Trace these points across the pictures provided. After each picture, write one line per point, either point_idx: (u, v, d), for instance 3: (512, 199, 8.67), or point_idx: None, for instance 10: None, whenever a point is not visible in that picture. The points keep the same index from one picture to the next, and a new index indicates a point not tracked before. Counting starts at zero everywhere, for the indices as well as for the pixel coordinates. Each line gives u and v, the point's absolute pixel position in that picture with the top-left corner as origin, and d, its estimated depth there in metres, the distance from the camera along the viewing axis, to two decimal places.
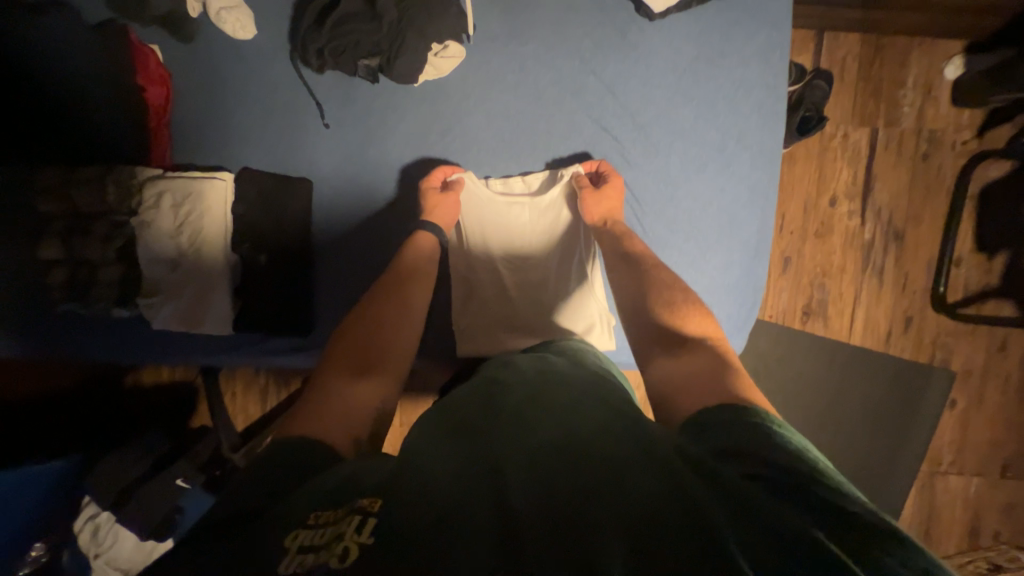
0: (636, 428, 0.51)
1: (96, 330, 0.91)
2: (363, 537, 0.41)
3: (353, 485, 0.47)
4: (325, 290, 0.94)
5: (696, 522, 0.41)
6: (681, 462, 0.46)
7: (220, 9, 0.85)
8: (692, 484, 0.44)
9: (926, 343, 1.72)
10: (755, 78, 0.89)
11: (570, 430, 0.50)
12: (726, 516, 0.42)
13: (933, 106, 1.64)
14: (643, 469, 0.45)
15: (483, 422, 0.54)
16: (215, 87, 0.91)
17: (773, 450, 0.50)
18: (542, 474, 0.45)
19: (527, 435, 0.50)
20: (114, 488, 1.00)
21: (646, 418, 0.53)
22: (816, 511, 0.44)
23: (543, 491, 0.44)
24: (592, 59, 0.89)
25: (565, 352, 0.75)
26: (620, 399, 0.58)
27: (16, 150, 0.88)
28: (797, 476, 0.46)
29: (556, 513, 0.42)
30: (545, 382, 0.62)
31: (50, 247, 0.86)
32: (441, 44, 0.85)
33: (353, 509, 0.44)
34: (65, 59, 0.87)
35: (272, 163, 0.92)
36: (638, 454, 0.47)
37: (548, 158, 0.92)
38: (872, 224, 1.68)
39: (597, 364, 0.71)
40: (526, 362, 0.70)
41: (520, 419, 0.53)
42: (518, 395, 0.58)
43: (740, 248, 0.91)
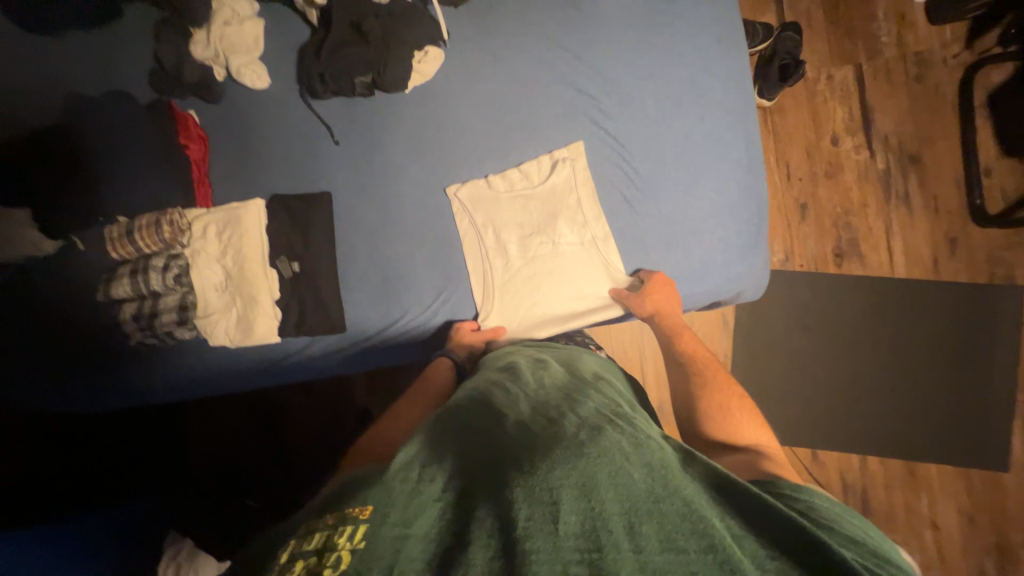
0: (598, 444, 0.56)
1: (166, 357, 1.03)
2: (355, 543, 0.44)
3: (348, 499, 0.51)
4: (356, 286, 1.02)
5: (648, 539, 0.46)
6: (633, 475, 0.52)
7: (240, 66, 1.00)
8: (651, 506, 0.49)
9: (981, 262, 1.61)
10: (708, 17, 0.97)
11: (539, 451, 0.56)
12: (670, 520, 0.48)
13: (912, 30, 1.65)
14: (601, 481, 0.51)
15: (464, 450, 0.59)
16: (244, 135, 1.06)
17: (710, 465, 0.56)
18: (512, 491, 0.50)
19: (501, 460, 0.56)
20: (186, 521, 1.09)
21: (609, 434, 0.59)
22: (741, 515, 0.50)
23: (513, 503, 0.48)
24: (557, 35, 0.99)
25: (548, 372, 0.82)
26: (584, 416, 0.64)
27: (82, 211, 1.01)
28: (727, 485, 0.53)
29: (526, 522, 0.46)
30: (532, 408, 0.68)
31: (121, 286, 0.98)
32: (422, 52, 0.97)
33: (344, 518, 0.47)
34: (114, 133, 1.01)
35: (296, 186, 1.04)
36: (597, 466, 0.53)
37: (534, 126, 0.99)
38: (883, 154, 1.65)
39: (574, 383, 0.78)
40: (512, 387, 0.76)
41: (496, 447, 0.59)
42: (506, 425, 0.64)
43: (733, 166, 0.96)
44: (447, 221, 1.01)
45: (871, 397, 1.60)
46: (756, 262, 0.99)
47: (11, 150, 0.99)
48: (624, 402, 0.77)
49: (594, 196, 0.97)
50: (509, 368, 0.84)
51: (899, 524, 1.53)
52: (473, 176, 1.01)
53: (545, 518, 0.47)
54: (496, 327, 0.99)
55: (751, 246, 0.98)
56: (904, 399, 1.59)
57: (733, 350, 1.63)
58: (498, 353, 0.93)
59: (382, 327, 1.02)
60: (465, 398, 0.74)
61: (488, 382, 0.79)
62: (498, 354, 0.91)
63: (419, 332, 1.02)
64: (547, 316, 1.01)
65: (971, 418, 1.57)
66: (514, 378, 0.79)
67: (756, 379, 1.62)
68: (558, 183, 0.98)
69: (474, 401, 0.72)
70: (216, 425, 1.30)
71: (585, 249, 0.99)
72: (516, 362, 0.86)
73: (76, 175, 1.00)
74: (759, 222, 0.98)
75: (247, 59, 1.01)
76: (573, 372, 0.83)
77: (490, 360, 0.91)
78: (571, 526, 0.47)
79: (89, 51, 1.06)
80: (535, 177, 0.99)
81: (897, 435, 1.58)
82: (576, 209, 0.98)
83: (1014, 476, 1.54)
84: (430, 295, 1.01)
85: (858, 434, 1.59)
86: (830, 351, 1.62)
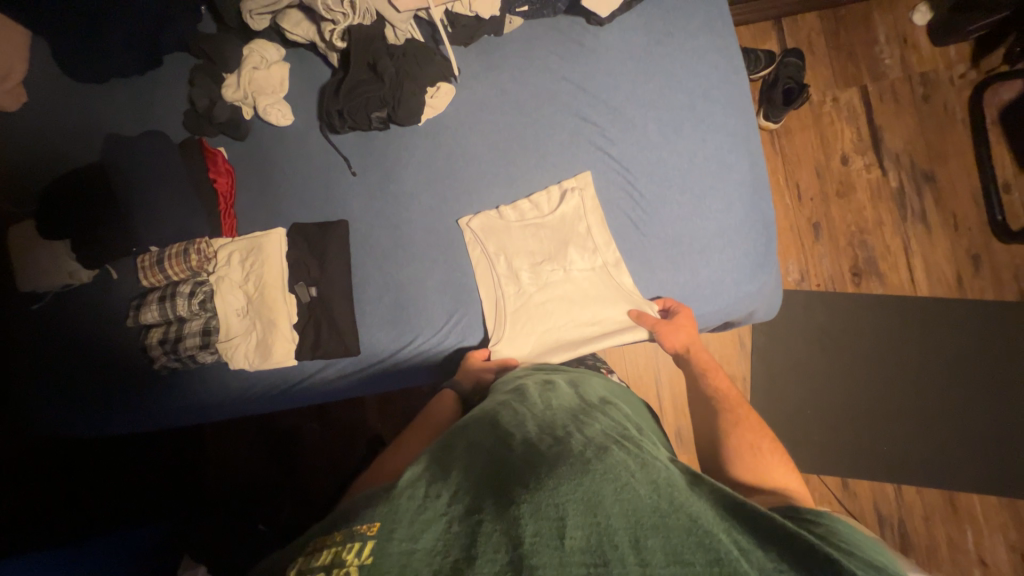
0: (603, 460, 0.56)
1: (188, 380, 1.06)
2: (363, 559, 0.45)
3: (358, 516, 0.52)
4: (370, 311, 1.05)
5: (653, 553, 0.46)
6: (638, 491, 0.52)
7: (266, 105, 1.08)
8: (657, 520, 0.49)
9: (1007, 279, 1.56)
10: (706, 45, 1.01)
11: (544, 468, 0.56)
12: (675, 535, 0.47)
13: (915, 51, 1.67)
14: (606, 496, 0.51)
15: (471, 467, 0.60)
16: (268, 168, 1.13)
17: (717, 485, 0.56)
18: (517, 506, 0.51)
19: (507, 477, 0.56)
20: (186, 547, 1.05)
21: (615, 450, 0.59)
22: (750, 532, 0.50)
23: (517, 518, 0.49)
24: (560, 67, 1.04)
25: (556, 392, 0.82)
26: (590, 434, 0.64)
27: (109, 240, 1.07)
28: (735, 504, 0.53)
29: (530, 538, 0.47)
30: (539, 427, 0.68)
31: (150, 312, 1.03)
32: (434, 88, 1.03)
33: (354, 535, 0.49)
34: (145, 167, 1.08)
35: (315, 215, 1.10)
36: (602, 481, 0.53)
37: (539, 152, 1.03)
38: (895, 172, 1.64)
39: (583, 403, 0.78)
40: (521, 406, 0.76)
41: (502, 464, 0.59)
42: (513, 442, 0.64)
43: (737, 186, 0.97)
44: (459, 246, 1.04)
45: (902, 422, 1.53)
46: (767, 281, 0.99)
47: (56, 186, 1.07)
48: (633, 424, 0.77)
49: (604, 223, 0.99)
50: (518, 388, 0.84)
51: (942, 559, 1.43)
52: (485, 208, 1.04)
53: (549, 534, 0.47)
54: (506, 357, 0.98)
55: (762, 264, 0.98)
56: (936, 424, 1.52)
57: (752, 373, 1.59)
58: (508, 376, 0.92)
59: (395, 349, 1.04)
60: (474, 418, 0.75)
61: (496, 402, 0.80)
62: (508, 377, 0.91)
63: (433, 354, 1.03)
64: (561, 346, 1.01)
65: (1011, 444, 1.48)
66: (522, 397, 0.79)
67: (778, 402, 1.57)
68: (568, 212, 1.00)
69: (482, 420, 0.73)
70: (228, 450, 1.32)
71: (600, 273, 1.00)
72: (525, 384, 0.86)
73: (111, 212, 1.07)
74: (768, 240, 0.98)
75: (272, 99, 1.09)
76: (581, 392, 0.83)
77: (501, 383, 0.92)
78: (575, 542, 0.47)
79: (133, 98, 1.16)
80: (544, 206, 1.02)
81: (932, 462, 1.49)
82: (585, 235, 1.00)
83: None
84: (442, 316, 1.03)
85: (890, 460, 1.51)
86: (855, 373, 1.57)
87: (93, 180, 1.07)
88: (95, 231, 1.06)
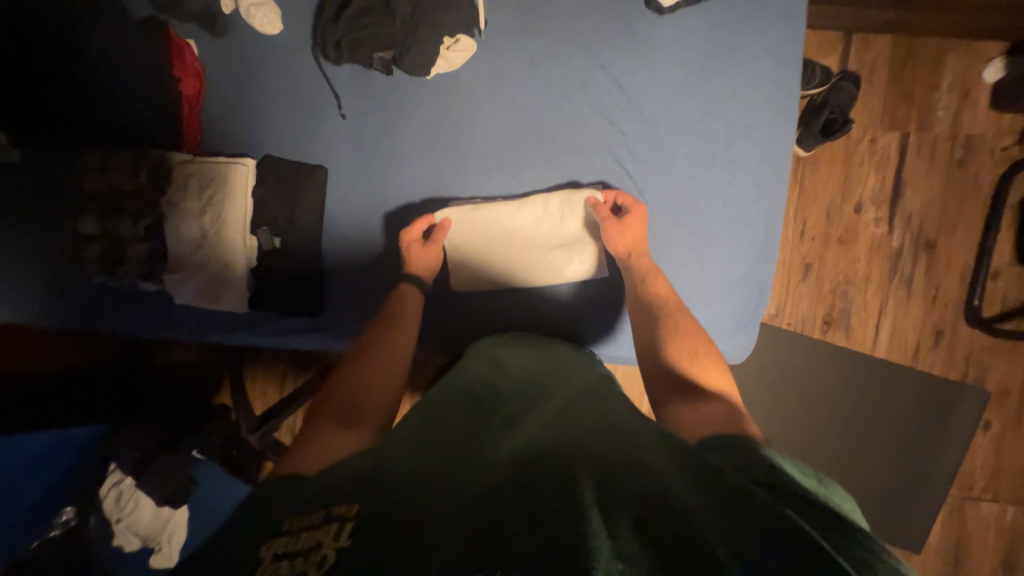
0: (573, 447, 0.57)
1: (128, 302, 0.99)
2: (340, 542, 0.46)
3: (336, 492, 0.52)
4: (337, 278, 0.99)
5: (621, 526, 0.45)
6: (609, 470, 0.53)
7: (249, 6, 0.92)
8: (635, 507, 0.48)
9: (958, 360, 1.58)
10: (766, 72, 0.92)
11: (517, 455, 0.57)
12: (647, 511, 0.47)
13: (970, 110, 1.54)
14: (579, 475, 0.51)
15: (441, 444, 0.60)
16: (242, 81, 0.97)
17: (686, 454, 0.56)
18: (491, 488, 0.51)
19: (482, 460, 0.56)
20: (139, 446, 1.09)
21: (586, 437, 0.60)
22: (724, 499, 0.49)
23: (491, 499, 0.50)
24: (601, 54, 0.94)
25: (532, 365, 0.81)
26: (562, 419, 0.65)
27: (51, 130, 0.96)
28: (705, 473, 0.53)
29: (503, 514, 0.47)
30: (514, 408, 0.68)
31: (89, 223, 0.94)
32: (453, 38, 0.91)
33: (331, 516, 0.49)
34: (100, 45, 0.94)
35: (291, 153, 0.97)
36: (572, 464, 0.54)
37: (551, 150, 0.96)
38: (901, 232, 1.57)
39: (561, 380, 0.77)
40: (494, 382, 0.76)
41: (476, 446, 0.60)
42: (487, 426, 0.65)
43: (747, 242, 0.95)
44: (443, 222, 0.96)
45: (826, 459, 1.55)
46: (747, 341, 0.99)
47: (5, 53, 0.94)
48: (607, 389, 0.76)
49: (597, 250, 0.98)
50: (494, 361, 0.82)
51: None
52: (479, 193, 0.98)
53: (525, 514, 0.47)
54: (443, 219, 0.95)
55: (746, 322, 0.98)
56: (854, 467, 1.54)
57: None
58: (485, 343, 0.91)
59: (358, 322, 0.99)
60: (445, 394, 0.74)
61: (470, 376, 0.79)
62: (482, 349, 0.88)
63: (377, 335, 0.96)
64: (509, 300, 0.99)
65: (910, 508, 1.53)
66: (500, 375, 0.78)
67: None
68: (564, 232, 0.97)
69: (459, 397, 0.72)
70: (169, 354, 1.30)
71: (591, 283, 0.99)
72: (498, 356, 0.84)
73: (60, 108, 0.95)
74: (758, 302, 0.98)
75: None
76: (559, 365, 0.82)
77: (471, 353, 0.90)
78: (550, 514, 0.46)
79: None
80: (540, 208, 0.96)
81: None
82: (577, 256, 0.97)
83: (921, 557, 1.56)
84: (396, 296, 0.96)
85: None
86: (800, 419, 1.56)
87: (45, 51, 0.94)
88: (43, 119, 0.95)
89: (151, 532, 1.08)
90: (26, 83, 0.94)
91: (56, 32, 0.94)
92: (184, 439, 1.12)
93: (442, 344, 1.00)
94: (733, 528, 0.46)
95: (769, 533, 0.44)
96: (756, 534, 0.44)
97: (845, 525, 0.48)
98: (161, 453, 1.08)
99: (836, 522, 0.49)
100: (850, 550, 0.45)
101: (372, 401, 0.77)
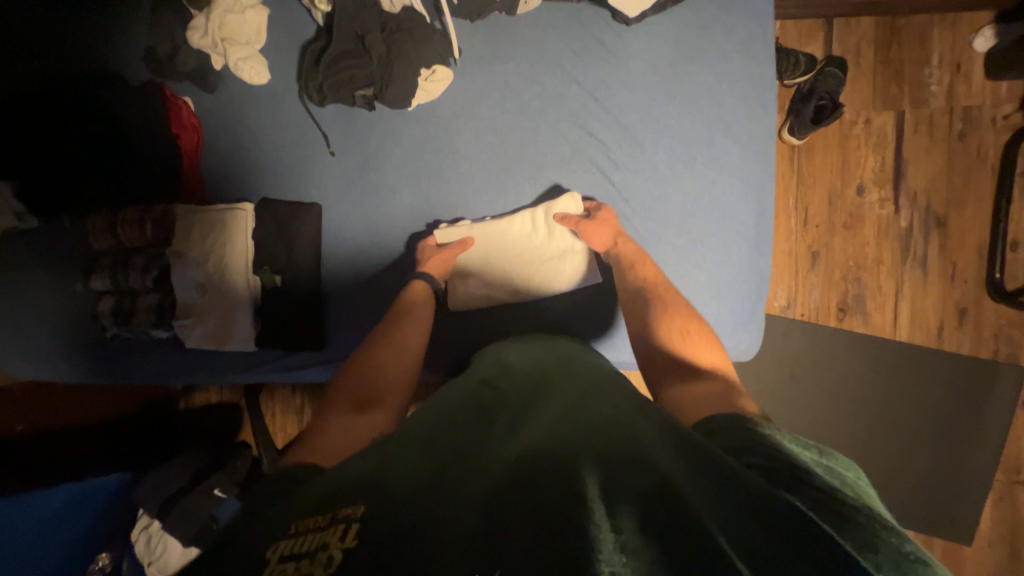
0: (579, 434, 0.55)
1: (143, 350, 1.03)
2: (346, 543, 0.44)
3: (340, 493, 0.50)
4: (338, 310, 1.01)
5: (626, 518, 0.43)
6: (617, 456, 0.51)
7: (237, 60, 0.96)
8: (644, 496, 0.45)
9: (986, 337, 1.50)
10: (739, 70, 0.97)
11: (522, 445, 0.55)
12: (654, 498, 0.45)
13: (965, 82, 1.51)
14: (584, 463, 0.49)
15: (445, 438, 0.58)
16: (236, 130, 1.02)
17: (691, 441, 0.54)
18: (495, 482, 0.49)
19: (487, 455, 0.55)
20: (158, 497, 1.10)
21: (592, 423, 0.58)
22: (727, 487, 0.47)
23: (494, 493, 0.48)
24: (574, 68, 0.98)
25: (536, 362, 0.79)
26: (568, 407, 0.63)
27: (59, 194, 1.01)
28: (706, 458, 0.51)
29: (507, 507, 0.45)
30: (521, 403, 0.66)
31: (101, 280, 0.99)
32: (429, 70, 0.95)
33: (337, 518, 0.46)
34: (102, 110, 1.00)
35: (285, 194, 1.01)
36: (577, 450, 0.52)
37: (535, 166, 0.99)
38: (908, 211, 1.52)
39: (570, 374, 0.74)
40: (501, 380, 0.74)
41: (480, 441, 0.58)
42: (492, 421, 0.63)
43: (739, 237, 0.98)
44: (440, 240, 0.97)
45: (853, 449, 1.49)
46: (752, 336, 1.00)
47: (13, 125, 1.00)
48: (606, 377, 0.74)
49: (592, 260, 0.98)
50: (500, 362, 0.80)
51: None
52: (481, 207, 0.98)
53: (530, 508, 0.45)
54: (466, 239, 0.96)
55: (747, 319, 0.99)
56: (885, 456, 1.48)
57: None
58: (491, 349, 0.89)
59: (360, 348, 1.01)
60: (452, 392, 0.72)
61: (476, 377, 0.77)
62: (490, 351, 0.87)
63: None
64: (509, 313, 1.00)
65: (952, 495, 1.45)
66: (504, 373, 0.75)
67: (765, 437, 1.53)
68: (555, 246, 0.98)
69: (462, 395, 0.70)
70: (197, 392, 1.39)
71: (587, 290, 1.00)
72: (505, 357, 0.82)
73: (71, 174, 1.01)
74: (756, 296, 0.99)
75: (244, 53, 0.96)
76: (566, 360, 0.80)
77: (482, 355, 0.88)
78: (555, 507, 0.44)
79: (87, 23, 1.02)
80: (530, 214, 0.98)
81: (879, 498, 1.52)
82: (571, 266, 0.98)
83: (974, 549, 1.46)
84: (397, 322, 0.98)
85: None
86: (824, 409, 1.51)
87: (52, 121, 1.00)
88: (51, 184, 1.00)
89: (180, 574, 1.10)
90: (37, 151, 1.00)
91: (63, 103, 1.00)
92: (204, 480, 1.14)
93: (443, 366, 1.01)
94: (743, 519, 0.44)
95: (780, 520, 0.43)
96: (767, 525, 0.43)
97: (853, 514, 0.46)
98: (181, 496, 1.11)
99: (833, 507, 0.47)
100: (860, 543, 0.43)
101: (390, 398, 0.79)
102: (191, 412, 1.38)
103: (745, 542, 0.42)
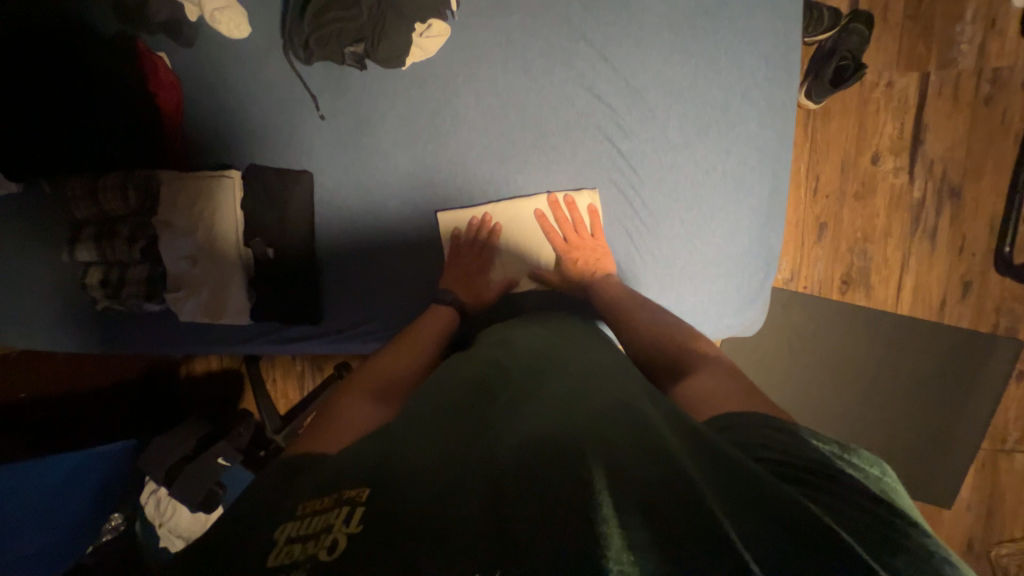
0: (586, 419, 0.54)
1: (135, 322, 1.01)
2: (351, 527, 0.44)
3: (346, 475, 0.50)
4: (333, 282, 0.99)
5: (631, 511, 0.43)
6: (626, 441, 0.50)
7: (214, 10, 0.89)
8: (653, 487, 0.45)
9: (989, 311, 1.49)
10: (761, 28, 0.90)
11: (530, 430, 0.54)
12: (663, 487, 0.45)
13: (997, 41, 1.41)
14: (590, 449, 0.49)
15: (454, 421, 0.58)
16: (217, 89, 0.95)
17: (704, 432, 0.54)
18: (500, 468, 0.48)
19: (493, 437, 0.54)
20: (164, 463, 1.11)
21: (600, 406, 0.57)
22: (742, 481, 0.47)
23: (497, 480, 0.47)
24: (582, 23, 0.90)
25: (542, 342, 0.78)
26: (576, 389, 0.61)
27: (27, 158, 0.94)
28: (721, 449, 0.51)
29: (510, 494, 0.45)
30: (527, 384, 0.65)
31: (86, 250, 0.95)
32: (424, 24, 0.88)
33: (341, 500, 0.46)
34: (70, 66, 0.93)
35: (274, 160, 0.96)
36: (584, 436, 0.51)
37: (538, 133, 0.93)
38: (923, 180, 1.47)
39: (579, 355, 0.73)
40: (505, 360, 0.72)
41: (486, 423, 0.57)
42: (497, 401, 0.62)
43: (750, 211, 0.94)
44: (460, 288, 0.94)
45: (846, 419, 1.52)
46: (756, 313, 0.99)
47: None
48: (617, 361, 0.73)
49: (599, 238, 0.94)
50: (506, 343, 0.79)
51: None
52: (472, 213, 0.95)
53: (535, 497, 0.45)
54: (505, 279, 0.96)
55: (752, 295, 0.98)
56: (878, 427, 1.50)
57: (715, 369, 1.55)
58: (499, 326, 0.88)
59: (360, 323, 0.99)
60: (459, 372, 0.71)
61: (482, 356, 0.75)
62: (497, 330, 0.85)
63: (386, 332, 0.99)
64: (512, 291, 0.98)
65: (938, 462, 1.49)
66: (511, 355, 0.74)
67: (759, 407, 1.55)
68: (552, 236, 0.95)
69: (468, 376, 0.69)
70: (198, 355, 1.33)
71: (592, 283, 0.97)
72: (511, 337, 0.81)
73: (42, 135, 0.94)
74: (765, 271, 0.97)
75: (222, 2, 0.89)
76: (575, 341, 0.78)
77: (489, 333, 0.87)
78: (561, 496, 0.44)
79: None
80: (532, 187, 0.95)
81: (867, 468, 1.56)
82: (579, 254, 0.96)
83: (953, 512, 1.52)
84: (398, 307, 0.98)
85: None
86: (820, 381, 1.52)
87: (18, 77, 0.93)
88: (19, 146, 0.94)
89: (191, 533, 1.13)
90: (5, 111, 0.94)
91: (26, 57, 0.93)
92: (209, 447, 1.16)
93: None
94: (753, 512, 0.44)
95: (793, 513, 0.43)
96: (780, 519, 0.43)
97: (860, 506, 0.46)
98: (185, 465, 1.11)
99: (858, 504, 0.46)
100: (876, 547, 0.42)
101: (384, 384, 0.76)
102: (193, 380, 1.33)
103: (751, 531, 0.42)
